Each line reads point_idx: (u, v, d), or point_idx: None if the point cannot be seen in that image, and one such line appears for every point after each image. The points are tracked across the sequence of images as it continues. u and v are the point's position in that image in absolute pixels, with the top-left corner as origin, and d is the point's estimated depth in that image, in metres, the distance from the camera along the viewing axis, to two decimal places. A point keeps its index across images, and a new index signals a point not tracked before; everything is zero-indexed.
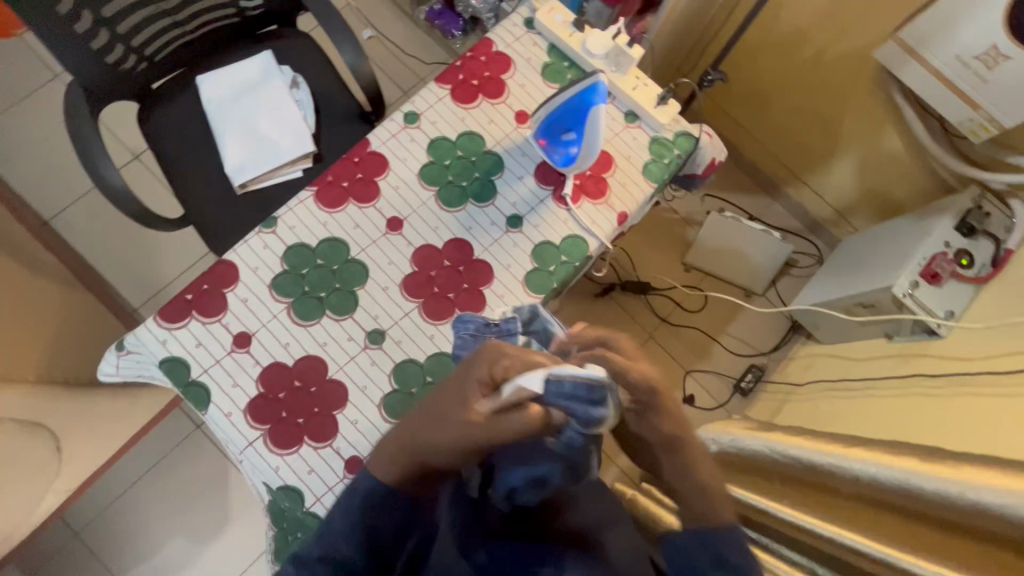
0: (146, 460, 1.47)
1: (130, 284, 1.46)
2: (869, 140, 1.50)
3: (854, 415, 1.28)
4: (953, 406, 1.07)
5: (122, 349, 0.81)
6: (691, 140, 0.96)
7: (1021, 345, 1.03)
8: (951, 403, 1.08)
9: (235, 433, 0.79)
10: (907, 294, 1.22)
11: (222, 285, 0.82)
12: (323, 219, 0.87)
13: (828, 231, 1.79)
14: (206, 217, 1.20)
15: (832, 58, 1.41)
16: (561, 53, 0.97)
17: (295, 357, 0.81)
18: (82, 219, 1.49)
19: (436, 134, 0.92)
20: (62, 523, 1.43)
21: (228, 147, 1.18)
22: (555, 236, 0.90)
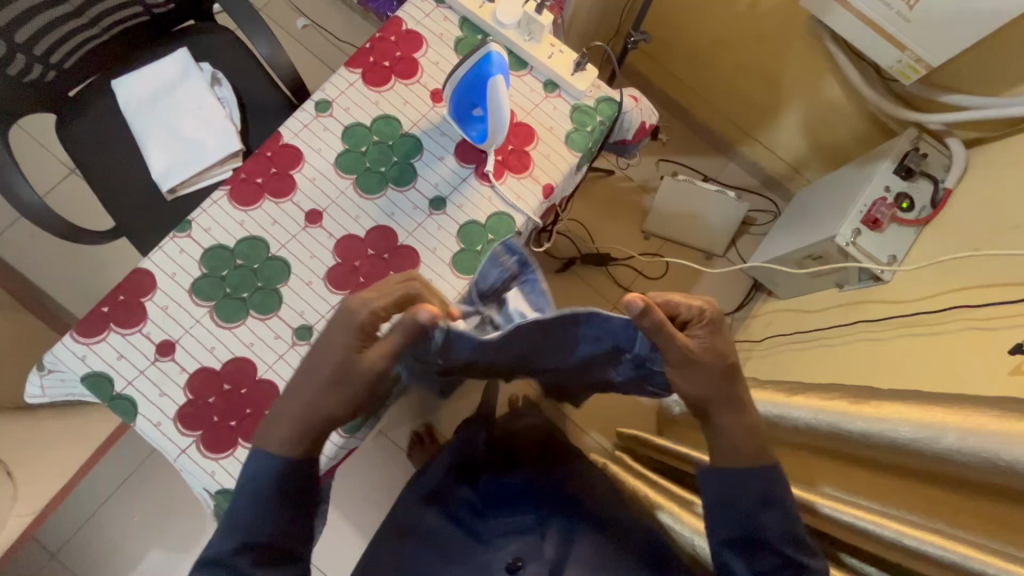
0: (115, 476, 1.46)
1: (78, 301, 1.44)
2: (811, 90, 1.49)
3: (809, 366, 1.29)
4: (896, 348, 1.08)
5: (42, 369, 0.79)
6: (613, 105, 0.95)
7: (956, 283, 1.04)
8: (894, 345, 1.10)
9: (167, 442, 0.78)
10: (850, 243, 1.22)
11: (139, 294, 0.80)
12: (239, 218, 0.85)
13: (783, 187, 1.79)
14: (138, 226, 1.17)
15: (765, 11, 1.40)
16: (473, 26, 0.95)
17: (222, 360, 0.80)
18: (20, 239, 1.46)
19: (350, 120, 0.90)
20: (36, 547, 1.42)
21: (152, 152, 1.13)
22: (480, 215, 0.89)
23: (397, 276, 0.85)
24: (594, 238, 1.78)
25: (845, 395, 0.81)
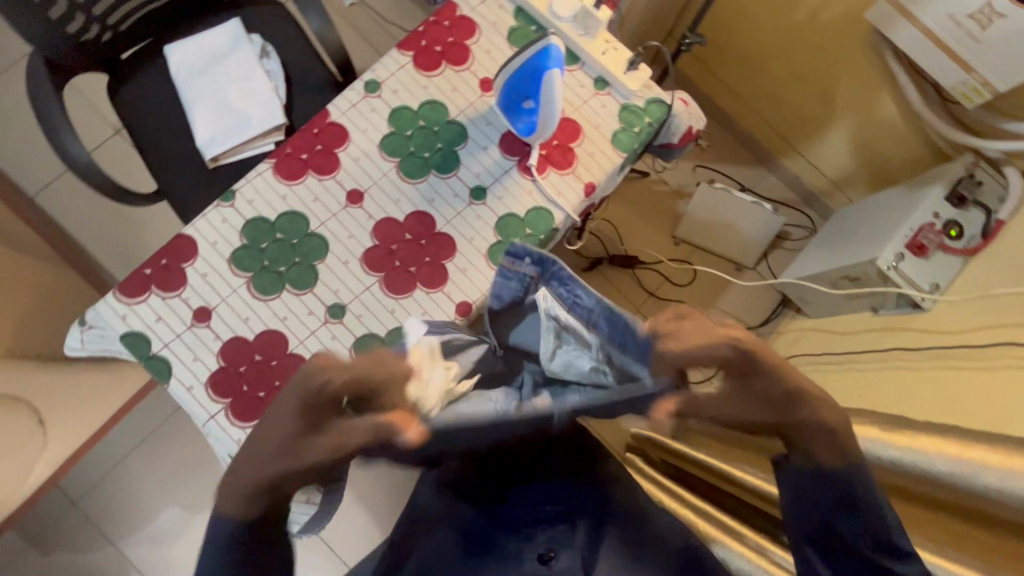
0: (138, 432, 1.50)
1: (115, 259, 1.47)
2: (864, 107, 1.44)
3: (837, 390, 1.27)
4: (933, 378, 1.06)
5: (83, 325, 0.81)
6: (663, 107, 0.93)
7: (1004, 317, 1.01)
8: (931, 374, 1.07)
9: (198, 406, 0.80)
10: (892, 267, 1.19)
11: (180, 259, 0.82)
12: (282, 192, 0.85)
13: (823, 203, 1.74)
14: (179, 191, 1.19)
15: (825, 21, 1.35)
16: (527, 16, 0.94)
17: (255, 331, 0.81)
18: (64, 194, 1.49)
19: (397, 103, 0.89)
20: (59, 493, 1.47)
21: (198, 119, 1.15)
22: (520, 209, 0.88)
23: (432, 263, 0.85)
24: (623, 239, 1.75)
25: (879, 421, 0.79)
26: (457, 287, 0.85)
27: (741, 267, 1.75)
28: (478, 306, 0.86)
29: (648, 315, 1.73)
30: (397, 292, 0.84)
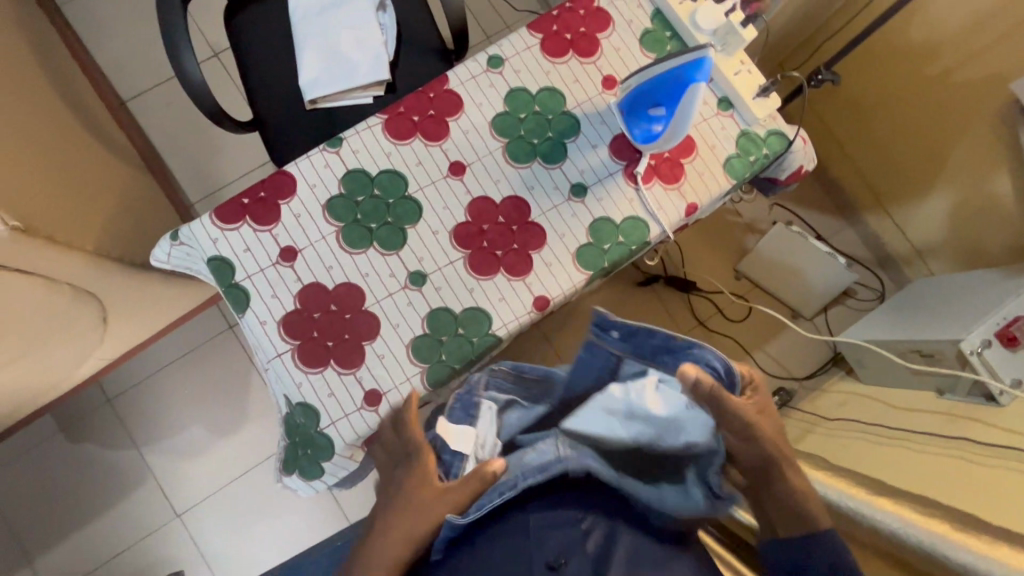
0: (180, 347, 1.55)
1: (193, 178, 1.51)
2: (974, 181, 1.36)
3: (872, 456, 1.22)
4: (984, 475, 0.98)
5: (174, 240, 0.82)
6: (783, 141, 0.89)
7: None
8: (983, 472, 0.99)
9: (266, 342, 0.81)
10: (975, 352, 1.12)
11: (278, 195, 0.82)
12: (388, 149, 0.85)
13: (899, 269, 1.67)
14: (272, 126, 1.20)
15: (958, 82, 1.28)
16: (665, 21, 0.91)
17: (335, 281, 0.82)
18: (157, 105, 1.53)
19: (517, 83, 0.88)
20: (97, 389, 1.52)
21: (306, 59, 1.15)
22: (617, 214, 0.86)
23: (520, 251, 0.84)
24: (684, 262, 1.71)
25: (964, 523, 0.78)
26: (539, 281, 0.84)
27: (798, 316, 1.69)
28: (554, 303, 0.84)
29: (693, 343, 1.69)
30: (479, 272, 0.83)
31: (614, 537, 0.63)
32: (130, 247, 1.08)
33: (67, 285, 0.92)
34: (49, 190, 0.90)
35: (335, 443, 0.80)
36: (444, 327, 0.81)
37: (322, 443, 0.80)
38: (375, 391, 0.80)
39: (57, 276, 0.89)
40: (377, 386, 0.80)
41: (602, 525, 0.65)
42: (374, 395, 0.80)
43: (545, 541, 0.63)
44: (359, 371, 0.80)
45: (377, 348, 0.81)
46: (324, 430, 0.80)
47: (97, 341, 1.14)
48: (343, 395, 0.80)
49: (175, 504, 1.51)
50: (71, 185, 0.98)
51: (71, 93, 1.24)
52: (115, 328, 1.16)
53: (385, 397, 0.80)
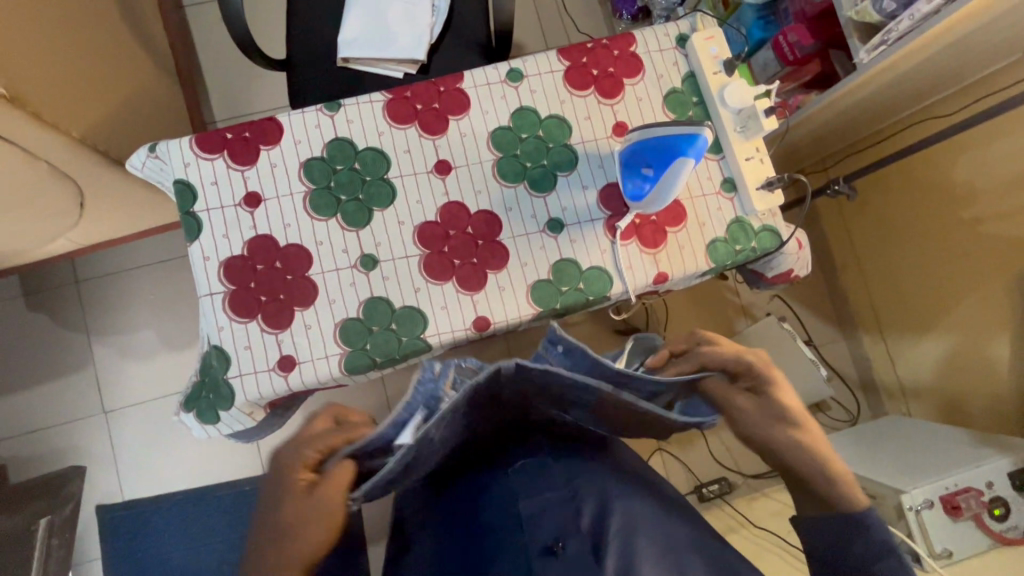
0: (159, 253, 1.56)
1: (222, 97, 1.53)
2: (974, 338, 1.30)
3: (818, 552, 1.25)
4: None
5: (150, 151, 0.82)
6: (774, 240, 0.86)
7: None
8: None
9: (203, 278, 0.80)
10: (914, 509, 1.07)
11: (261, 140, 0.82)
12: (382, 128, 0.84)
13: (879, 398, 1.62)
14: (300, 71, 1.20)
15: (987, 235, 1.22)
16: (695, 86, 0.89)
17: (288, 240, 0.81)
18: (211, 18, 1.55)
19: (529, 102, 0.86)
20: (69, 268, 1.54)
21: (351, 19, 1.15)
22: (584, 260, 0.84)
23: (477, 266, 0.82)
24: (668, 325, 1.67)
25: None
26: (486, 301, 0.82)
27: None
28: (495, 328, 0.82)
29: None
30: (431, 275, 0.82)
31: (606, 517, 0.68)
32: (125, 144, 1.08)
33: (47, 162, 0.93)
34: (58, 67, 0.90)
35: (237, 396, 0.79)
36: (378, 317, 0.80)
37: (225, 392, 0.79)
38: (291, 357, 0.79)
39: (37, 151, 0.89)
40: (294, 354, 0.79)
41: (592, 502, 0.69)
42: (289, 361, 0.79)
43: (539, 526, 0.68)
44: (282, 334, 0.79)
45: (306, 317, 0.80)
46: (231, 380, 0.79)
47: (70, 225, 1.15)
48: (260, 352, 0.79)
49: (106, 399, 1.52)
50: (85, 68, 0.99)
51: None
52: (92, 218, 1.17)
53: (299, 366, 0.79)
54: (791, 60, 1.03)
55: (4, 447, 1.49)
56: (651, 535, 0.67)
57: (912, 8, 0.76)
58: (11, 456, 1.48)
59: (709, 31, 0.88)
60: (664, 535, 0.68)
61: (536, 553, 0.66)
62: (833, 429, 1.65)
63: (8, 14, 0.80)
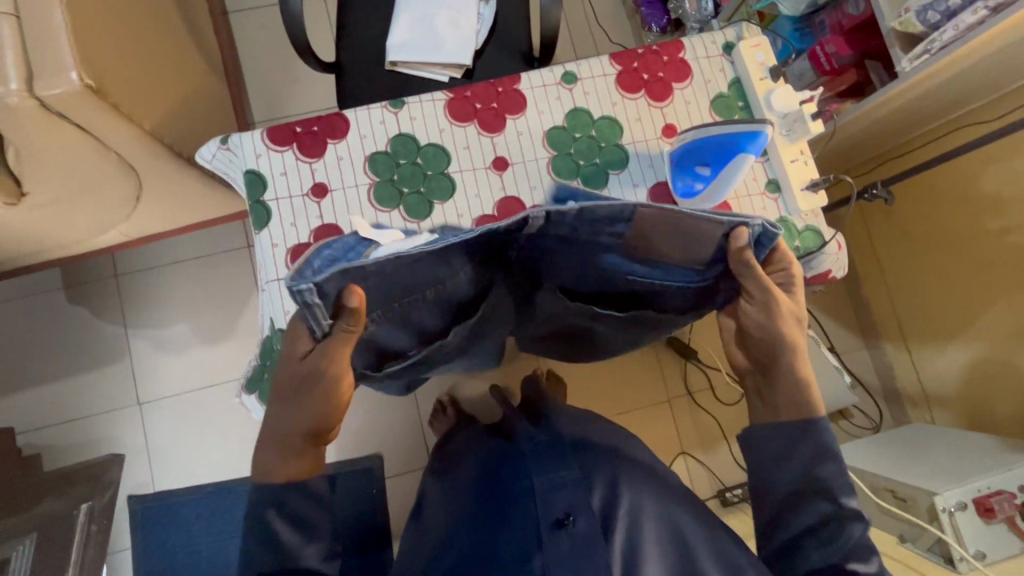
0: (197, 248, 1.60)
1: (264, 99, 1.58)
2: (999, 346, 1.32)
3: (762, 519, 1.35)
4: None
5: (222, 143, 0.86)
6: (817, 240, 0.89)
7: None
8: None
9: (271, 265, 0.83)
10: (947, 511, 1.09)
11: (329, 134, 0.86)
12: (443, 126, 0.88)
13: (902, 406, 1.63)
14: (347, 73, 1.25)
15: (1011, 245, 1.25)
16: (741, 91, 0.93)
17: (352, 230, 0.84)
18: (256, 24, 1.60)
19: (582, 104, 0.90)
20: (110, 261, 1.58)
21: (400, 23, 1.21)
22: None
23: None
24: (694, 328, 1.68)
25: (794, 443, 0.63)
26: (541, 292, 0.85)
27: None
28: None
29: (675, 410, 1.66)
30: None
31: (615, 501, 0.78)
32: (183, 140, 1.13)
33: (115, 153, 0.97)
34: (133, 63, 0.95)
35: None
36: None
37: None
38: None
39: (108, 142, 0.93)
40: None
41: (602, 482, 0.81)
42: None
43: (552, 502, 0.74)
44: None
45: None
46: None
47: (124, 217, 1.19)
48: None
49: (141, 391, 1.55)
50: (153, 65, 1.03)
51: None
52: (144, 211, 1.21)
53: None
54: (827, 70, 1.08)
55: (41, 436, 1.51)
56: (659, 525, 0.77)
57: (956, 19, 0.80)
58: (47, 444, 1.51)
59: (755, 39, 0.92)
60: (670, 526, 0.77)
61: (548, 526, 0.72)
62: (855, 437, 1.66)
63: (94, 9, 0.84)
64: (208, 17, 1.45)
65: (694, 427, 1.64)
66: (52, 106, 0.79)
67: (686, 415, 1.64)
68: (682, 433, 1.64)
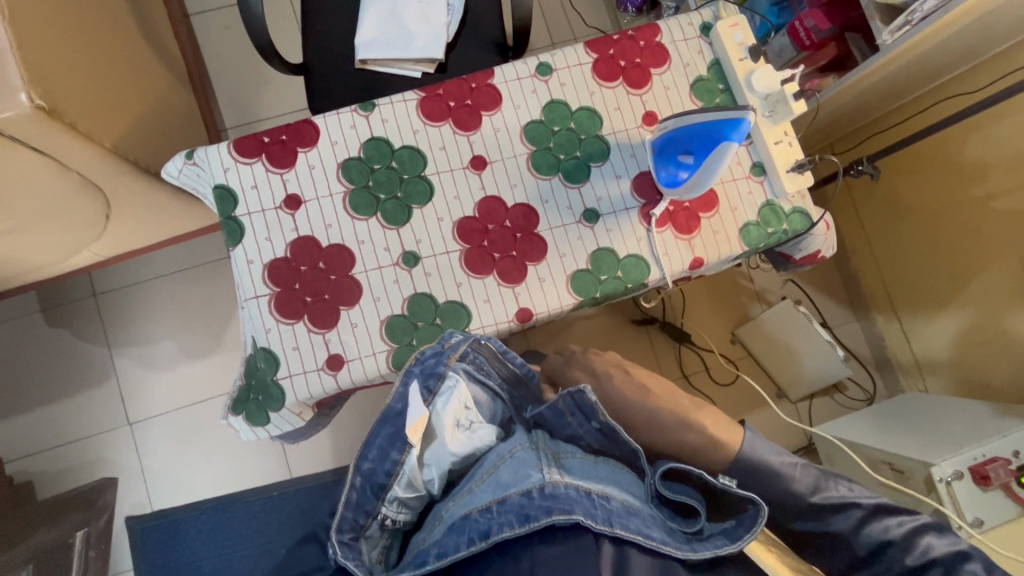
0: (176, 262, 1.56)
1: (232, 104, 1.53)
2: (988, 311, 1.32)
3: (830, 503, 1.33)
4: None
5: (187, 158, 0.83)
6: (805, 222, 0.88)
7: None
8: None
9: (248, 282, 0.81)
10: (944, 481, 1.10)
11: (299, 143, 0.83)
12: (417, 127, 0.85)
13: (894, 376, 1.64)
14: (315, 74, 1.21)
15: (1000, 210, 1.24)
16: (720, 73, 0.90)
17: (330, 240, 0.82)
18: (218, 25, 1.55)
19: (559, 96, 0.87)
20: (87, 281, 1.54)
21: (366, 19, 1.15)
22: (621, 249, 0.85)
23: (517, 258, 0.84)
24: (686, 312, 1.68)
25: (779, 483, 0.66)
26: (528, 293, 0.83)
27: (783, 396, 1.65)
28: (537, 319, 0.83)
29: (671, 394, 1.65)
30: (472, 269, 0.83)
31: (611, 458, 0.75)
32: (148, 154, 1.08)
33: (77, 173, 0.93)
34: (87, 79, 0.91)
35: (287, 397, 0.79)
36: (422, 313, 0.81)
37: (273, 392, 0.79)
38: (339, 356, 0.80)
39: (68, 163, 0.89)
40: (342, 353, 0.80)
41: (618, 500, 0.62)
42: (337, 360, 0.80)
43: (559, 502, 0.59)
44: (329, 333, 0.80)
45: (352, 316, 0.81)
46: (280, 381, 0.79)
47: (94, 237, 1.15)
48: (308, 352, 0.80)
49: (130, 412, 1.51)
50: (111, 80, 0.99)
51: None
52: (116, 229, 1.17)
53: (347, 364, 0.80)
54: (808, 45, 1.04)
55: (30, 463, 1.48)
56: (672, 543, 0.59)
57: None
58: (39, 471, 1.48)
59: (733, 18, 0.89)
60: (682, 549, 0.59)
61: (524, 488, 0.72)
62: (850, 409, 1.66)
63: (39, 24, 0.80)
64: (166, 21, 1.39)
65: None
66: (3, 130, 0.75)
67: None
68: None
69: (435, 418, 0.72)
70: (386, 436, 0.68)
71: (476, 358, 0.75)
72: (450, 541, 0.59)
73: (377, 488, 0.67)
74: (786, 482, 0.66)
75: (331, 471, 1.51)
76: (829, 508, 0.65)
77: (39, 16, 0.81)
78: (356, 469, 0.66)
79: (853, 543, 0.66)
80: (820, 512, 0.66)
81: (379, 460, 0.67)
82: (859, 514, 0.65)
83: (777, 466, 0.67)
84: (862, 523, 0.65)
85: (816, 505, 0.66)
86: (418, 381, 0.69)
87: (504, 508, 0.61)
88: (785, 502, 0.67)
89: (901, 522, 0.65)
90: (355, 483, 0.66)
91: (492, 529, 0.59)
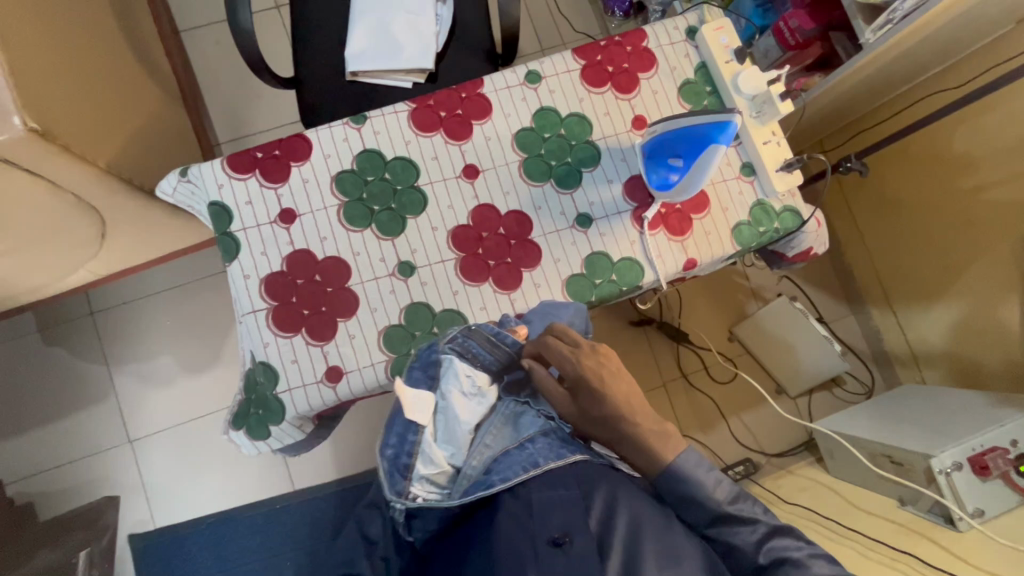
0: (172, 278, 1.56)
1: (225, 119, 1.54)
2: (981, 303, 1.33)
3: (828, 505, 1.33)
4: None
5: (182, 176, 0.83)
6: (795, 220, 0.88)
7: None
8: None
9: (245, 296, 0.81)
10: (944, 472, 1.10)
11: (292, 157, 0.83)
12: (408, 137, 0.86)
13: (891, 368, 1.64)
14: (306, 87, 1.22)
15: (989, 202, 1.25)
16: (707, 76, 0.91)
17: (325, 253, 0.82)
18: (209, 42, 1.55)
19: (549, 103, 0.88)
20: (84, 300, 1.54)
21: (356, 32, 1.16)
22: (615, 252, 0.86)
23: (512, 265, 0.84)
24: (682, 312, 1.68)
25: (693, 496, 0.70)
26: (523, 299, 0.84)
27: (782, 392, 1.65)
28: None
29: (671, 394, 1.64)
30: (468, 277, 0.83)
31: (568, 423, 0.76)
32: (142, 172, 1.09)
33: (71, 194, 0.93)
34: (79, 99, 0.91)
35: (287, 410, 0.79)
36: (419, 322, 0.82)
37: (273, 406, 0.79)
38: (337, 368, 0.80)
39: (61, 183, 0.89)
40: (340, 364, 0.80)
41: (601, 497, 0.65)
42: (336, 371, 0.80)
43: (547, 516, 0.64)
44: (327, 345, 0.81)
45: (350, 327, 0.81)
46: (279, 395, 0.80)
47: (91, 256, 1.16)
48: (307, 364, 0.80)
49: (130, 430, 1.51)
50: (102, 99, 0.99)
51: (129, 13, 1.26)
52: (112, 248, 1.17)
53: (346, 376, 0.80)
54: (792, 45, 1.06)
55: (31, 484, 1.48)
56: (658, 538, 0.62)
57: None
58: (40, 491, 1.47)
59: (717, 21, 0.91)
60: (668, 540, 0.63)
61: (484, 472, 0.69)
62: (848, 403, 1.67)
63: (29, 46, 0.80)
64: (157, 39, 1.39)
65: (691, 409, 1.63)
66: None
67: (682, 398, 1.64)
68: (679, 416, 1.62)
69: (443, 399, 0.72)
70: (404, 420, 0.71)
71: (468, 340, 0.76)
72: (509, 470, 0.68)
73: (404, 469, 0.70)
74: (701, 490, 0.70)
75: (333, 482, 1.51)
76: (736, 519, 0.69)
77: (29, 39, 0.81)
78: (381, 454, 0.70)
79: (753, 557, 0.67)
80: (725, 521, 0.70)
81: (400, 443, 0.71)
82: (762, 529, 0.68)
83: (701, 477, 0.70)
84: (764, 539, 0.68)
85: (724, 514, 0.69)
86: (418, 374, 0.74)
87: (536, 444, 0.71)
88: (695, 503, 0.70)
89: (800, 550, 0.66)
90: (383, 466, 0.70)
91: (540, 459, 0.69)
